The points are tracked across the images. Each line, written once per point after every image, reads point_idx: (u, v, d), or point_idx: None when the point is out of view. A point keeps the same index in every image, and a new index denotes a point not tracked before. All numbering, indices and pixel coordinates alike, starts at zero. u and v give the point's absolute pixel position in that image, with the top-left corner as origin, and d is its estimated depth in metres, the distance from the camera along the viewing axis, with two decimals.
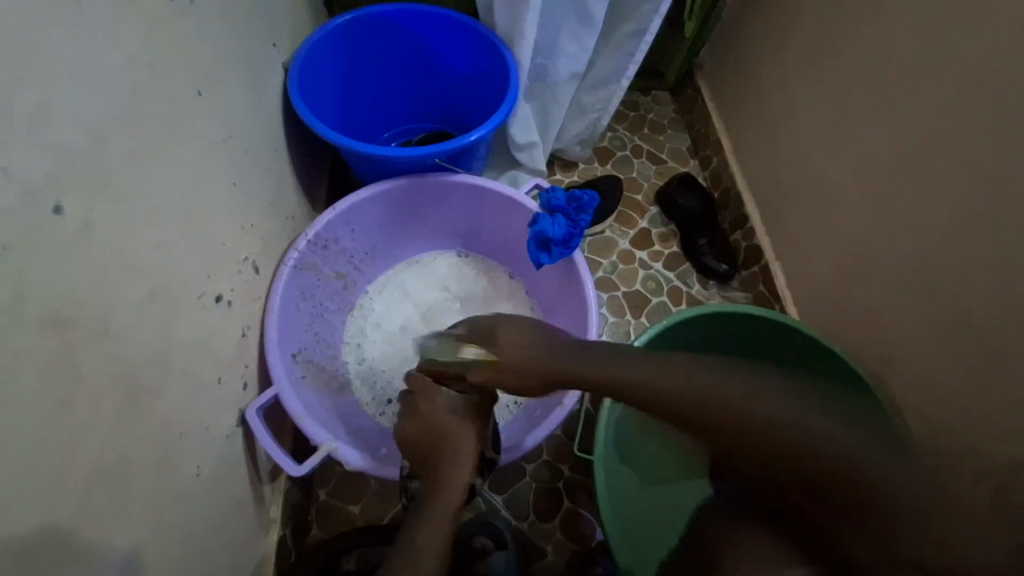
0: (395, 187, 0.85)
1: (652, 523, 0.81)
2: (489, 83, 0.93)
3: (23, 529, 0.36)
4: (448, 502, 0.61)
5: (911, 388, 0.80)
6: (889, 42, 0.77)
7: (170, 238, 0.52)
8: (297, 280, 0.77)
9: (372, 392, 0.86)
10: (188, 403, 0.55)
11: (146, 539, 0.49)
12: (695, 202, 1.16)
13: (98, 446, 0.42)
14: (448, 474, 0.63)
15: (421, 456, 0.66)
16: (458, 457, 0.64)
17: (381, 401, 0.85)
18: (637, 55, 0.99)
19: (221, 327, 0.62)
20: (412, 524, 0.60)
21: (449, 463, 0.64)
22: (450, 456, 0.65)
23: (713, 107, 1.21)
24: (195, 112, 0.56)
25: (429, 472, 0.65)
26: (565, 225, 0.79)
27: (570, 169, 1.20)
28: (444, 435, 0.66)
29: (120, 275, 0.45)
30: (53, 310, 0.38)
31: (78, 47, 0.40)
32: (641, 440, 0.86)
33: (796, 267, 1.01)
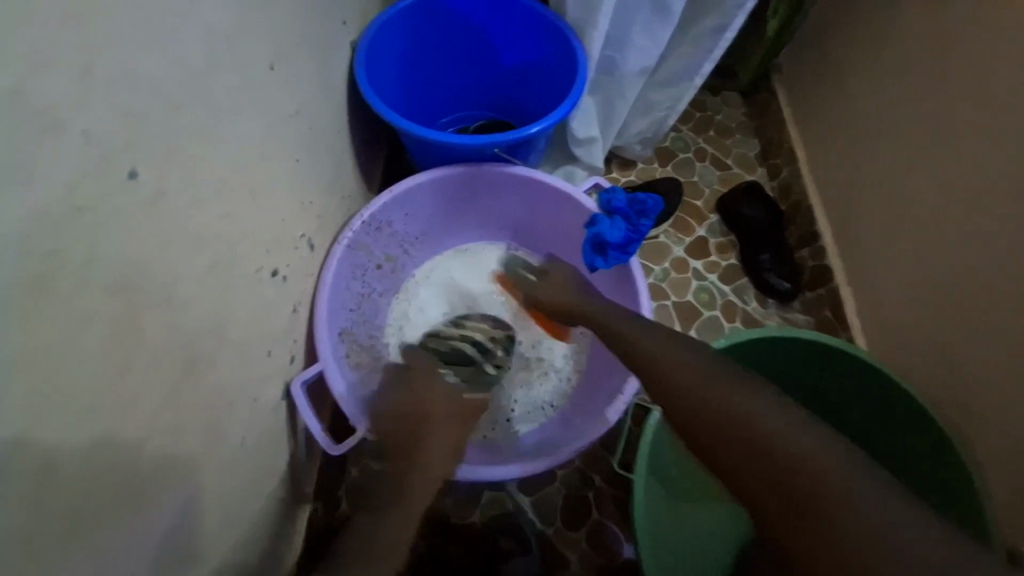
0: (452, 174, 0.84)
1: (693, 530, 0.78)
2: (556, 75, 0.90)
3: (83, 485, 0.37)
4: (411, 498, 0.56)
5: (992, 439, 0.72)
6: (1014, 51, 0.68)
7: (235, 211, 0.53)
8: (349, 260, 0.78)
9: None
10: (239, 374, 0.56)
11: (192, 502, 0.50)
12: (761, 214, 1.08)
13: (153, 411, 0.43)
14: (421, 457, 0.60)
15: (394, 440, 0.64)
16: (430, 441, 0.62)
17: None
18: (714, 51, 0.93)
19: (275, 302, 0.63)
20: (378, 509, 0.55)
21: (421, 448, 0.61)
22: (420, 440, 0.62)
23: (788, 113, 1.13)
24: (266, 86, 0.57)
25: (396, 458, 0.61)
26: (624, 228, 0.76)
27: (627, 168, 1.15)
28: (422, 419, 0.65)
29: (186, 246, 0.46)
30: (121, 274, 0.39)
31: (162, 15, 0.41)
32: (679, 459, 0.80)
33: (868, 293, 0.93)
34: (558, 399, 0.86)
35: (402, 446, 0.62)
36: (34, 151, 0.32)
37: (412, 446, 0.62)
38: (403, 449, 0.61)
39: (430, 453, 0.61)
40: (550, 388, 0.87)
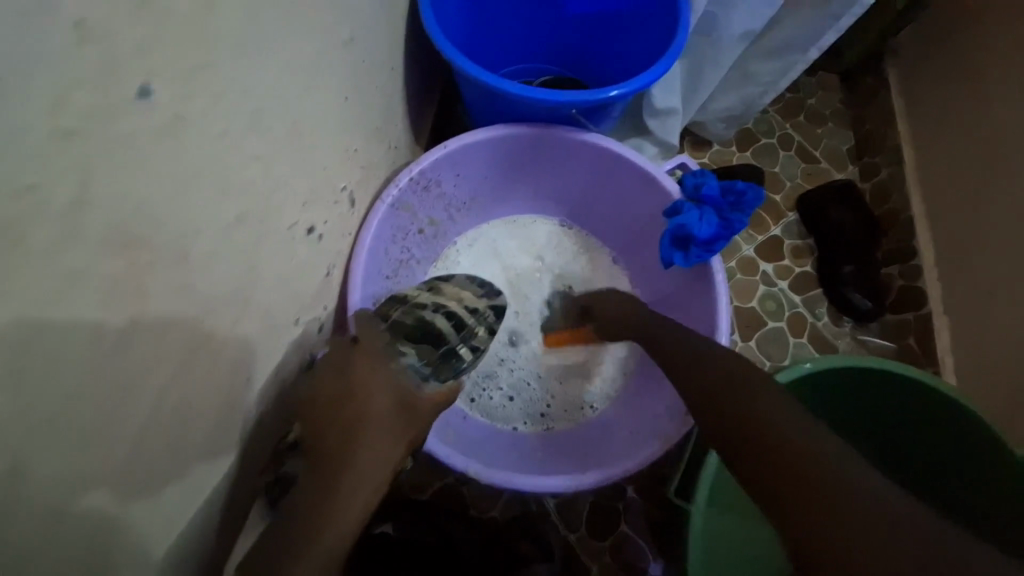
0: (516, 134, 0.73)
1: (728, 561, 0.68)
2: (648, 29, 0.77)
3: (77, 475, 0.31)
4: (339, 519, 0.43)
5: None
6: None
7: (273, 152, 0.44)
8: (391, 221, 0.69)
9: None
10: (264, 344, 0.49)
11: (199, 488, 0.43)
12: (852, 219, 0.95)
13: (160, 386, 0.36)
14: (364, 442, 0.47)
15: (335, 408, 0.49)
16: (373, 420, 0.48)
17: None
18: (842, 20, 0.79)
19: (306, 263, 0.54)
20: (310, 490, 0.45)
21: (367, 429, 0.47)
22: (365, 421, 0.48)
23: (899, 106, 0.99)
24: (323, 1, 0.46)
25: (337, 431, 0.48)
26: (714, 223, 0.65)
27: (701, 148, 1.02)
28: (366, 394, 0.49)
29: (210, 188, 0.37)
30: (127, 223, 0.30)
31: None
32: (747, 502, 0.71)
33: (969, 327, 0.82)
34: (601, 401, 0.78)
35: (333, 434, 0.47)
36: (11, 43, 0.23)
37: (345, 436, 0.47)
38: (336, 420, 0.48)
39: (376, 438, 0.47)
40: (595, 388, 0.79)
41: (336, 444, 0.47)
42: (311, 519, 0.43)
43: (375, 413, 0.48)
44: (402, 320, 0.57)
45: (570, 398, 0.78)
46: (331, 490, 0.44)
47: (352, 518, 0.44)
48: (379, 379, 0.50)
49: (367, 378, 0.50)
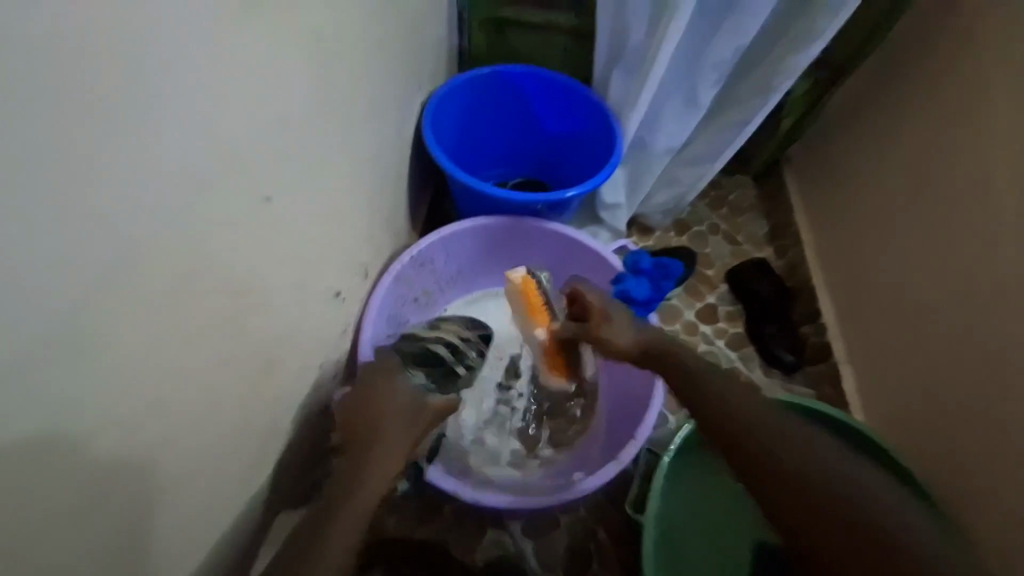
0: (495, 223, 0.93)
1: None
2: (594, 147, 1.01)
3: (183, 454, 0.43)
4: (366, 494, 0.57)
5: (986, 519, 0.77)
6: (1001, 173, 0.78)
7: (323, 236, 0.61)
8: (394, 290, 0.85)
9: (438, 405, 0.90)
10: (296, 380, 0.62)
11: (239, 492, 0.54)
12: (769, 289, 1.16)
13: (237, 398, 0.50)
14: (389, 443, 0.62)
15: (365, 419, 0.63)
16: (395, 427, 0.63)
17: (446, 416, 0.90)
18: (736, 143, 1.05)
19: (330, 320, 0.69)
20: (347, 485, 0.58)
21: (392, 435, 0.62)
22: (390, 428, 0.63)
23: (798, 200, 1.25)
24: (362, 135, 0.67)
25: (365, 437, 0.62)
26: (648, 288, 0.84)
27: (646, 234, 1.25)
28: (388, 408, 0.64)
29: (286, 259, 0.53)
30: (244, 279, 0.47)
31: (306, 78, 0.51)
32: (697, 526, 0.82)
33: (869, 374, 1.00)
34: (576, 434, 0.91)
35: (358, 429, 0.62)
36: (221, 174, 0.41)
37: (367, 430, 0.62)
38: (367, 428, 0.62)
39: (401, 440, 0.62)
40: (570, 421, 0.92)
41: (360, 436, 0.61)
42: (341, 493, 0.56)
43: (391, 413, 0.64)
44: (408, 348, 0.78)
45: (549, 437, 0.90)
46: (355, 471, 0.58)
47: (371, 490, 0.57)
48: (396, 390, 0.66)
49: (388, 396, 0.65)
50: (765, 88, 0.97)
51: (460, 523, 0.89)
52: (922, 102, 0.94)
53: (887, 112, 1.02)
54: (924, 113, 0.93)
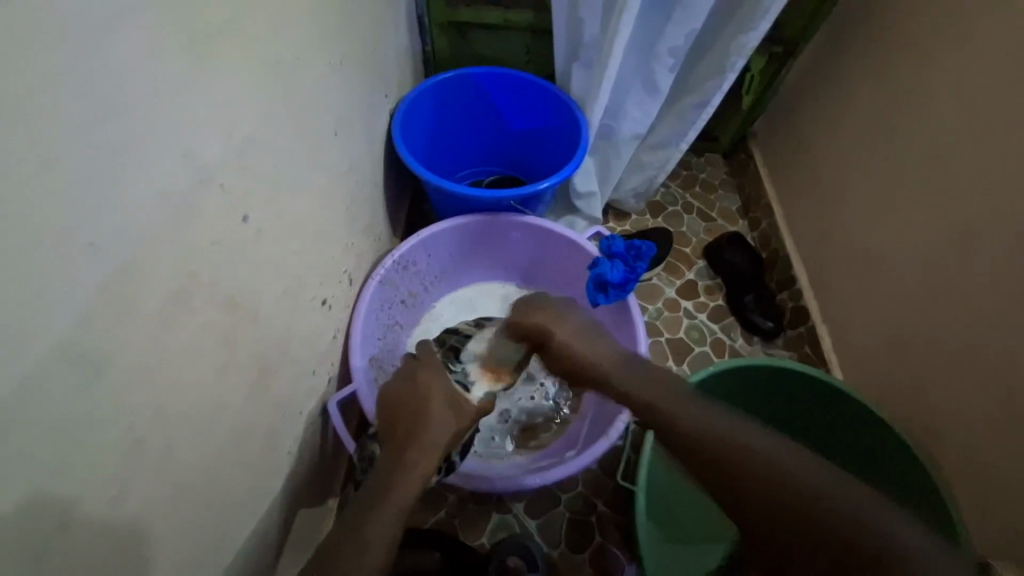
0: (472, 221, 0.96)
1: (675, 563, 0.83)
2: (562, 139, 1.04)
3: (191, 462, 0.46)
4: (401, 492, 0.61)
5: (957, 457, 0.81)
6: (946, 128, 0.82)
7: (303, 247, 0.64)
8: (380, 294, 0.88)
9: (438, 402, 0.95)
10: (292, 387, 0.66)
11: (247, 495, 0.58)
12: (743, 259, 1.20)
13: (236, 408, 0.53)
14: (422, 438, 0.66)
15: (395, 418, 0.69)
16: (426, 424, 0.67)
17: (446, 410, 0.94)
18: (697, 123, 1.08)
19: (320, 328, 0.72)
20: (378, 481, 0.62)
21: (425, 426, 0.67)
22: (423, 423, 0.67)
23: (765, 172, 1.28)
24: (332, 149, 0.69)
25: (400, 437, 0.67)
26: (623, 270, 0.87)
27: (623, 219, 1.29)
28: (422, 406, 0.69)
29: (270, 274, 0.56)
30: (232, 295, 0.50)
31: (269, 99, 0.53)
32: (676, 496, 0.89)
33: (842, 332, 1.04)
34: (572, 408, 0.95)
35: (403, 421, 0.68)
36: (197, 202, 0.44)
37: (413, 421, 0.68)
38: (401, 428, 0.67)
39: (436, 428, 0.67)
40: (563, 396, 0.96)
41: (406, 427, 0.67)
42: (389, 479, 0.62)
43: (436, 411, 0.69)
44: (451, 344, 0.86)
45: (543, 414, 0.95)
46: (402, 459, 0.64)
47: (417, 478, 0.62)
48: (438, 385, 0.72)
49: (419, 400, 0.70)
50: (719, 68, 1.00)
51: (464, 509, 0.93)
52: (870, 66, 0.97)
53: (839, 79, 1.05)
54: (872, 78, 0.96)
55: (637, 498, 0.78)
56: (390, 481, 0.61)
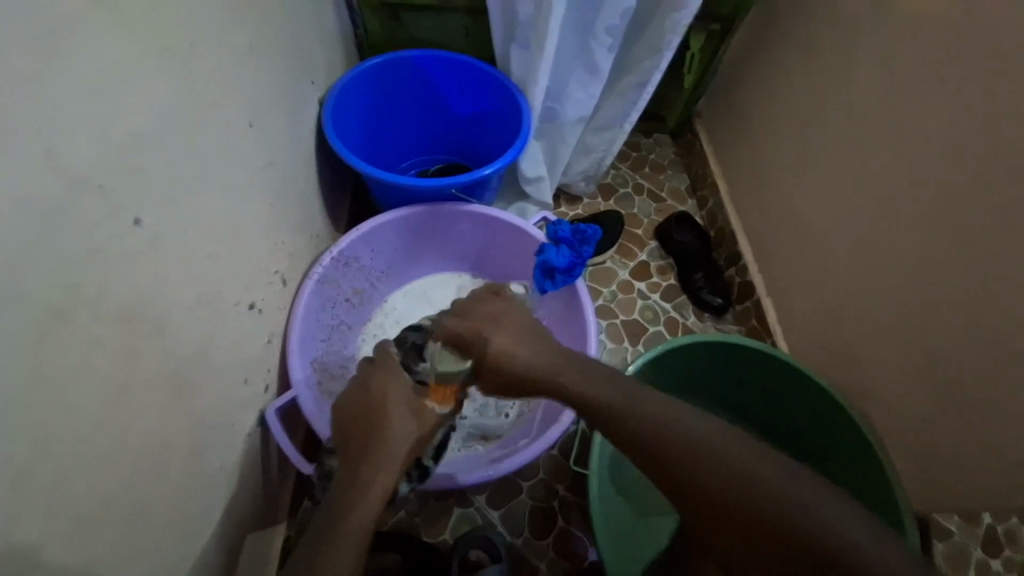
0: (414, 212, 0.92)
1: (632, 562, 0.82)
2: (504, 123, 1.02)
3: (95, 491, 0.43)
4: (364, 504, 0.57)
5: (891, 416, 0.85)
6: (873, 102, 0.84)
7: (218, 249, 0.59)
8: (319, 294, 0.84)
9: None
10: (219, 399, 0.62)
11: (174, 518, 0.54)
12: (691, 238, 1.22)
13: (147, 429, 0.49)
14: (385, 442, 0.62)
15: (350, 426, 0.65)
16: (387, 428, 0.63)
17: None
18: (639, 103, 1.08)
19: (249, 334, 0.68)
20: (335, 497, 0.58)
21: (384, 432, 0.63)
22: (379, 427, 0.63)
23: (710, 150, 1.29)
24: (247, 142, 0.65)
25: (357, 445, 0.62)
26: (569, 255, 0.87)
27: (575, 203, 1.28)
28: (379, 409, 0.65)
29: (177, 281, 0.52)
30: (129, 306, 0.46)
31: (156, 88, 0.48)
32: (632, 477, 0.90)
33: (785, 304, 1.07)
34: (526, 398, 0.95)
35: (358, 438, 0.63)
36: (70, 206, 0.39)
37: (368, 437, 0.63)
38: (357, 435, 0.63)
39: (397, 433, 0.63)
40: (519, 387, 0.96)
41: (361, 444, 0.62)
42: (346, 502, 0.57)
43: (393, 414, 0.64)
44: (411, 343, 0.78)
45: (498, 408, 0.94)
46: (357, 478, 0.59)
47: (377, 498, 0.58)
48: (394, 388, 0.67)
49: (377, 403, 0.66)
50: (657, 47, 0.99)
51: (425, 506, 0.92)
52: (801, 43, 0.99)
53: (773, 56, 1.06)
54: (805, 53, 0.98)
55: (591, 482, 0.78)
56: (347, 504, 0.56)
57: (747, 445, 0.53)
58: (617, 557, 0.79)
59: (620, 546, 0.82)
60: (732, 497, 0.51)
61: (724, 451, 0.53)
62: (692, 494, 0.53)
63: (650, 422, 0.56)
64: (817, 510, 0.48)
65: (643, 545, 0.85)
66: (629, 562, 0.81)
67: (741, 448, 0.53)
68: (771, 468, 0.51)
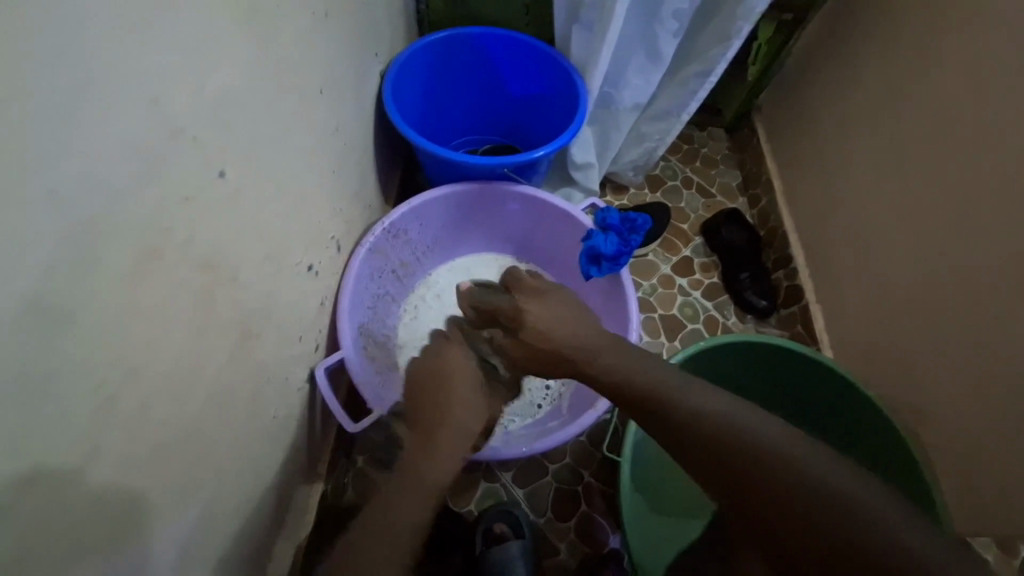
0: (466, 189, 0.93)
1: (656, 553, 0.82)
2: (559, 106, 1.01)
3: (168, 421, 0.46)
4: (430, 478, 0.59)
5: (939, 437, 0.81)
6: (953, 105, 0.79)
7: (285, 209, 0.62)
8: (370, 262, 0.87)
9: (412, 338, 0.97)
10: (276, 352, 0.65)
11: (233, 457, 0.58)
12: (739, 237, 1.18)
13: (216, 369, 0.52)
14: (453, 416, 0.64)
15: (419, 399, 0.67)
16: (459, 405, 0.65)
17: (418, 339, 0.97)
18: (699, 93, 1.05)
19: (306, 294, 0.71)
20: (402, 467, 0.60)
21: (453, 406, 0.65)
22: (447, 402, 0.66)
23: (767, 147, 1.24)
24: (317, 107, 0.67)
25: (424, 418, 0.65)
26: (616, 243, 0.87)
27: (621, 192, 1.26)
28: (446, 386, 0.67)
29: (251, 234, 0.55)
30: (209, 254, 0.49)
31: (244, 46, 0.50)
32: (664, 467, 0.90)
33: (835, 312, 1.03)
34: (565, 384, 0.95)
35: (425, 410, 0.65)
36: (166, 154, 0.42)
37: (433, 410, 0.65)
38: (425, 406, 0.65)
39: (461, 409, 0.65)
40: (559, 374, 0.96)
41: (428, 416, 0.65)
42: (410, 471, 0.59)
43: (459, 393, 0.66)
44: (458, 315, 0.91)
45: (535, 389, 0.95)
46: (428, 449, 0.62)
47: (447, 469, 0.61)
48: (461, 366, 0.69)
49: (453, 376, 0.68)
50: (725, 34, 0.96)
51: (454, 478, 0.94)
52: (879, 37, 0.93)
53: (847, 51, 1.01)
54: (882, 47, 0.93)
55: (621, 469, 0.78)
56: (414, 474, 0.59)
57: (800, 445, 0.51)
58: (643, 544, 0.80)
59: (645, 533, 0.83)
60: (781, 500, 0.49)
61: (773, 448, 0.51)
62: (735, 491, 0.52)
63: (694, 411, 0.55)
64: (877, 528, 0.46)
65: (671, 535, 0.86)
66: (655, 550, 0.82)
67: (793, 446, 0.51)
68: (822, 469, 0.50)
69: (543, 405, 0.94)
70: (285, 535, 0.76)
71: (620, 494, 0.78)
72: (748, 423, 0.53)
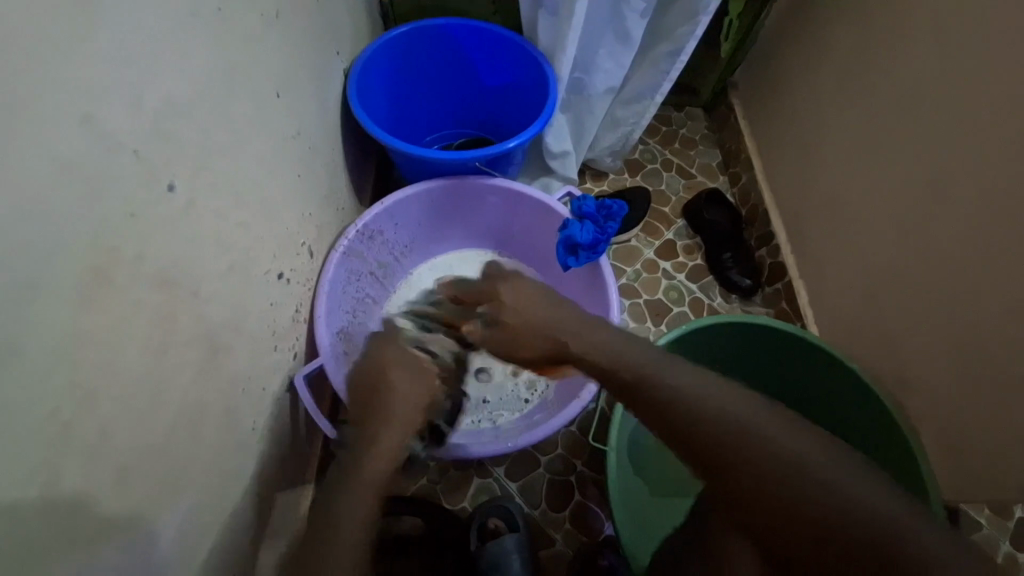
0: (439, 185, 0.92)
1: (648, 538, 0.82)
2: (531, 95, 0.99)
3: (135, 444, 0.45)
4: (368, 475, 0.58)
5: (924, 405, 0.82)
6: (923, 72, 0.78)
7: (248, 218, 0.61)
8: (345, 265, 0.85)
9: None
10: (250, 363, 0.64)
11: (210, 472, 0.57)
12: (723, 217, 1.17)
13: (183, 387, 0.51)
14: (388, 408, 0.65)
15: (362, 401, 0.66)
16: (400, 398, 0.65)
17: None
18: (671, 73, 1.03)
19: (278, 302, 0.70)
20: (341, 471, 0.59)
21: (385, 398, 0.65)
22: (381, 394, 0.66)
23: (745, 124, 1.23)
24: (275, 111, 0.65)
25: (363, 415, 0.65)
26: (593, 231, 0.86)
27: (600, 178, 1.25)
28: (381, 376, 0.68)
29: (211, 248, 0.54)
30: (164, 272, 0.47)
31: (187, 53, 0.49)
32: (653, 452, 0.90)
33: (818, 287, 1.03)
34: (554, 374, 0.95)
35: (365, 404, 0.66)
36: (108, 171, 0.41)
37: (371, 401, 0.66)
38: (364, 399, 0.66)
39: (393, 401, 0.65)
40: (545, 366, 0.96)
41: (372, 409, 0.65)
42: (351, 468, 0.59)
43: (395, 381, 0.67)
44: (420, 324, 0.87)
45: (522, 383, 0.95)
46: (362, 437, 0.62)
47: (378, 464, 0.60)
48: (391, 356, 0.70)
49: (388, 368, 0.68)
50: (692, 11, 0.95)
51: (447, 475, 0.94)
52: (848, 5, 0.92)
53: (817, 22, 1.00)
54: (851, 16, 0.91)
55: (608, 457, 0.78)
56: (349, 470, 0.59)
57: (781, 427, 0.51)
58: (635, 530, 0.80)
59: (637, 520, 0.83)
60: (761, 479, 0.49)
61: (752, 431, 0.51)
62: (715, 473, 0.52)
63: (671, 399, 0.55)
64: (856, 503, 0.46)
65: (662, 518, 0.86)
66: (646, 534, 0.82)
67: (775, 429, 0.51)
68: (800, 448, 0.50)
69: (530, 398, 0.94)
70: (277, 544, 0.76)
71: (609, 480, 0.78)
72: (726, 405, 0.53)
